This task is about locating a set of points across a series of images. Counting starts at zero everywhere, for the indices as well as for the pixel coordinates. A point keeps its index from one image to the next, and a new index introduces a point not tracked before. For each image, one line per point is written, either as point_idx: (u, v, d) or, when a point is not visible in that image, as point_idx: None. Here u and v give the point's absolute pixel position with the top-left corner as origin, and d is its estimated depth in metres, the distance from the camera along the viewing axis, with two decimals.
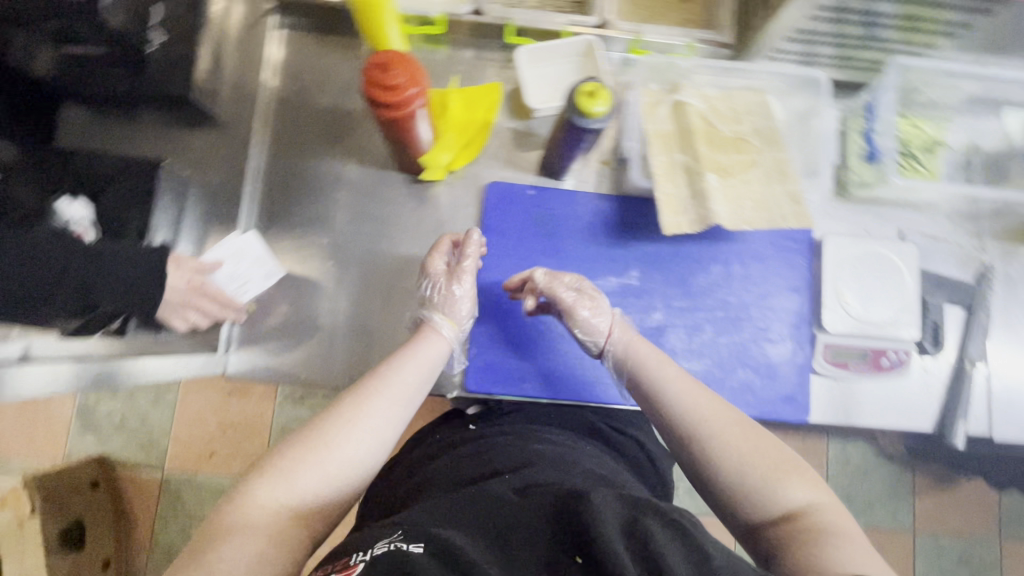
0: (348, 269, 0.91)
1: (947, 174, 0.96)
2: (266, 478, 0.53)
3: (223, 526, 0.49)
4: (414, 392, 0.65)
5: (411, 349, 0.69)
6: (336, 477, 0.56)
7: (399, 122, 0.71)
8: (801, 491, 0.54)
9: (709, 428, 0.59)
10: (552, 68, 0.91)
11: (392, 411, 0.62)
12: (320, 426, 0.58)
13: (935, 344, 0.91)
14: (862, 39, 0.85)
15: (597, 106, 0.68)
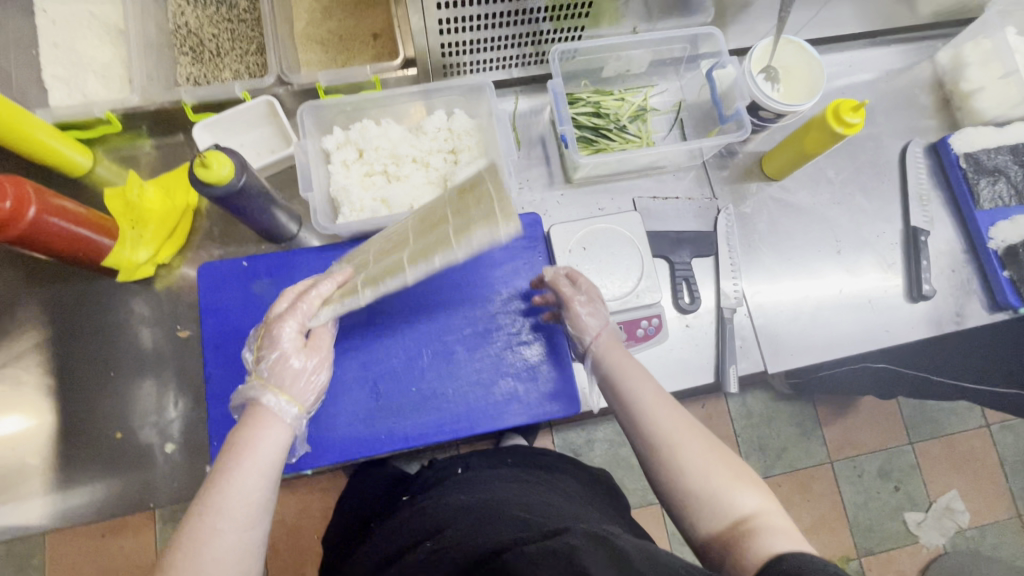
0: (75, 394, 0.85)
1: (663, 136, 1.01)
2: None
3: None
4: (250, 495, 0.57)
5: (248, 449, 0.59)
6: None
7: (33, 239, 0.68)
8: (749, 495, 0.59)
9: (659, 419, 0.65)
10: (245, 140, 0.91)
11: (222, 571, 0.53)
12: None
13: (691, 300, 0.92)
14: (536, 37, 0.87)
15: (220, 174, 0.66)
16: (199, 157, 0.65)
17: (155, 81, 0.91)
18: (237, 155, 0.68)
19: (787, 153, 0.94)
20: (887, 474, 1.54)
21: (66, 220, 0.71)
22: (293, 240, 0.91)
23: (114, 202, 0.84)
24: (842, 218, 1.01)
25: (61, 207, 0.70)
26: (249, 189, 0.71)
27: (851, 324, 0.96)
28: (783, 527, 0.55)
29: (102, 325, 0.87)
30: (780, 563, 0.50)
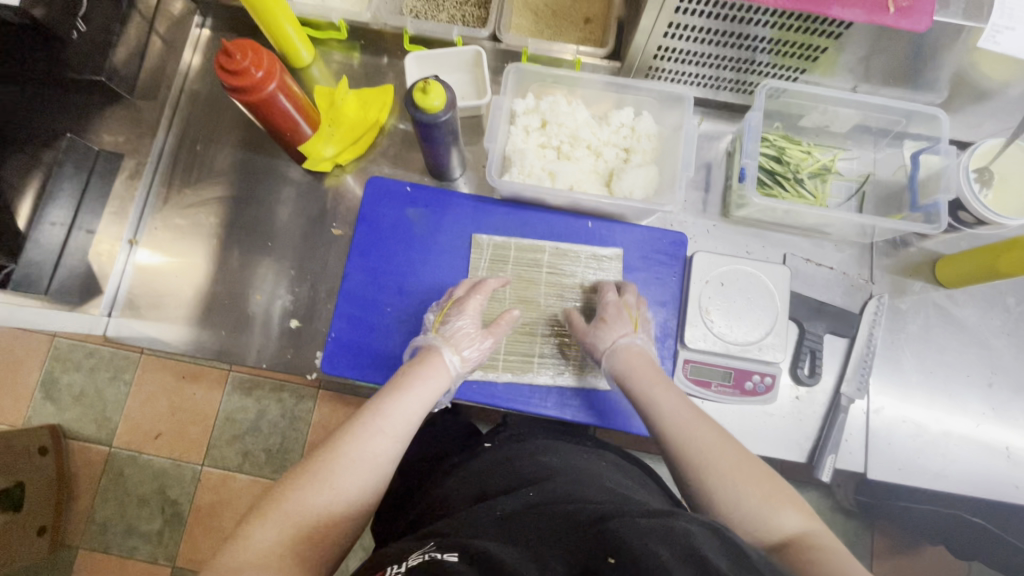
0: (234, 249, 0.95)
1: (837, 202, 0.96)
2: (290, 490, 0.57)
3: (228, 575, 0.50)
4: (410, 419, 0.67)
5: (409, 387, 0.70)
6: (352, 496, 0.59)
7: (263, 110, 0.77)
8: (794, 518, 0.56)
9: (684, 434, 0.64)
10: (443, 80, 0.97)
11: (371, 467, 0.62)
12: (335, 460, 0.60)
13: (811, 373, 0.88)
14: (744, 64, 0.85)
15: (433, 104, 0.72)
16: (422, 83, 0.71)
17: (384, 4, 0.99)
18: (451, 92, 0.74)
19: (971, 262, 0.87)
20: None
21: (291, 101, 0.79)
22: (453, 182, 0.97)
23: (320, 99, 0.94)
24: (1005, 351, 0.92)
25: (291, 88, 0.79)
26: (447, 126, 0.76)
27: (980, 463, 0.88)
28: (843, 554, 0.52)
29: (274, 200, 0.97)
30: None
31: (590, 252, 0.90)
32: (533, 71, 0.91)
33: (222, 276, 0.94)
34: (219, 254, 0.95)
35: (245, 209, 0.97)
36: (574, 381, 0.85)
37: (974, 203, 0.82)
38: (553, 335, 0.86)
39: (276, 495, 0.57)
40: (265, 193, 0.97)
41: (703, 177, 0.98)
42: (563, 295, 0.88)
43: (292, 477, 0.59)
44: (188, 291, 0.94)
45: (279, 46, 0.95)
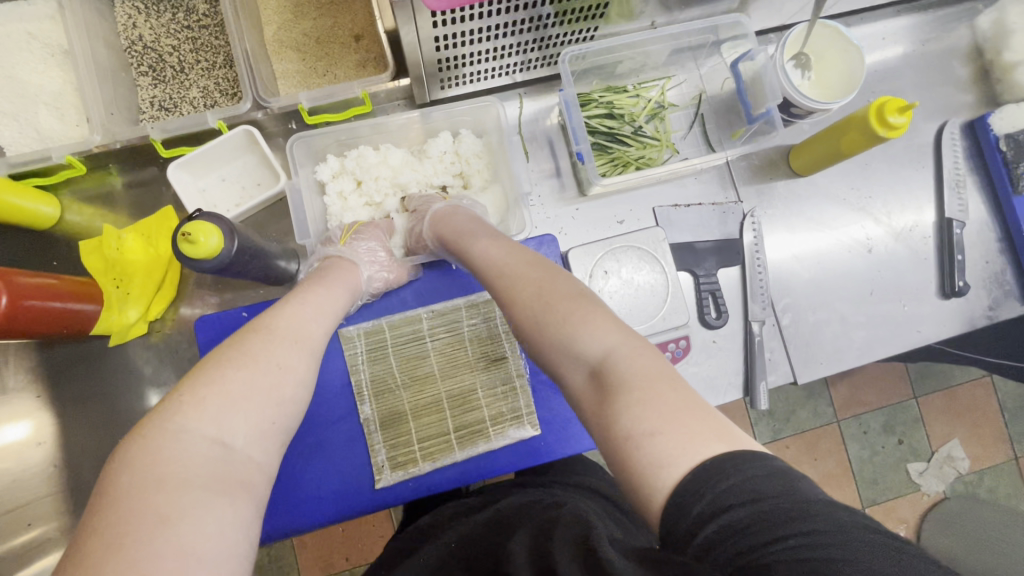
0: (86, 458, 0.81)
1: (682, 135, 0.93)
2: (181, 403, 0.43)
3: (121, 535, 0.35)
4: (307, 324, 0.57)
5: (308, 287, 0.62)
6: (231, 467, 0.42)
7: (14, 329, 0.62)
8: (600, 337, 0.50)
9: (539, 292, 0.56)
10: (226, 174, 0.83)
11: (261, 383, 0.47)
12: (237, 354, 0.48)
13: (718, 315, 0.88)
14: (538, 42, 0.78)
15: (209, 247, 0.59)
16: (182, 233, 0.58)
17: (116, 115, 0.82)
18: (222, 220, 0.61)
19: (816, 153, 0.87)
20: (891, 428, 1.54)
21: (46, 299, 0.64)
22: (294, 280, 0.84)
23: (93, 260, 0.78)
24: (873, 211, 0.96)
25: (36, 285, 0.63)
26: (240, 255, 0.64)
27: (885, 324, 0.93)
28: (644, 377, 0.45)
29: (103, 385, 0.82)
30: (706, 483, 0.38)
31: (467, 299, 0.83)
32: (319, 134, 0.79)
33: (83, 493, 0.80)
34: (67, 471, 0.80)
35: (74, 410, 0.82)
36: (502, 432, 0.81)
37: (796, 99, 0.80)
38: (460, 402, 0.81)
39: (166, 407, 0.43)
40: (90, 381, 0.82)
41: (547, 163, 0.91)
42: (456, 358, 0.82)
43: (189, 383, 0.45)
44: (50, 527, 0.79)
45: (10, 220, 0.76)
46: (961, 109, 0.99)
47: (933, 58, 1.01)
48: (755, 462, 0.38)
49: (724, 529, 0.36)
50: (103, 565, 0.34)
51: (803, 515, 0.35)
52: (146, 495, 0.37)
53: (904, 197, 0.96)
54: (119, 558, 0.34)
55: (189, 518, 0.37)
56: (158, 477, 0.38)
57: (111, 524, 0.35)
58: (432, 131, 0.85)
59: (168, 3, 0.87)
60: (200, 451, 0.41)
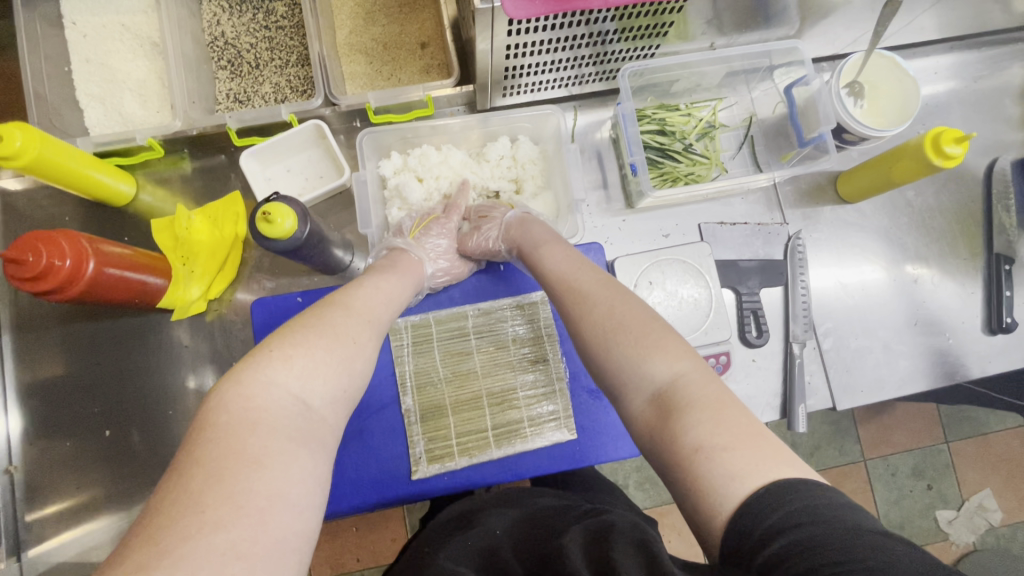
0: (134, 428, 0.84)
1: (732, 155, 0.94)
2: (271, 359, 0.49)
3: (222, 458, 0.42)
4: (376, 307, 0.63)
5: (377, 272, 0.68)
6: (306, 420, 0.49)
7: (94, 294, 0.66)
8: (667, 363, 0.53)
9: (600, 303, 0.60)
10: (292, 165, 0.87)
11: (334, 353, 0.54)
12: (319, 325, 0.55)
13: (760, 334, 0.88)
14: (600, 57, 0.81)
15: (284, 228, 0.62)
16: (262, 212, 0.61)
17: (197, 104, 0.87)
18: (297, 204, 0.64)
19: (868, 177, 0.88)
20: (921, 472, 1.50)
21: (124, 268, 0.68)
22: (347, 271, 0.87)
23: (164, 237, 0.82)
24: (920, 241, 0.95)
25: (117, 254, 0.67)
26: (309, 240, 0.67)
27: (929, 355, 0.91)
28: (711, 400, 0.48)
29: (157, 358, 0.85)
30: (776, 500, 0.41)
31: (512, 300, 0.85)
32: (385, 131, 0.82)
33: (128, 460, 0.83)
34: (115, 438, 0.83)
35: (126, 379, 0.85)
36: (539, 434, 0.82)
37: (852, 125, 0.81)
38: (500, 400, 0.82)
39: (259, 360, 0.49)
40: (145, 352, 0.85)
41: (597, 174, 0.93)
42: (497, 357, 0.83)
43: (279, 342, 0.51)
44: (95, 490, 0.82)
45: (91, 194, 0.81)
46: (1013, 148, 0.99)
47: (986, 96, 1.01)
48: (812, 494, 0.41)
49: (788, 550, 0.38)
50: (207, 484, 0.40)
51: (854, 541, 0.37)
52: (241, 434, 0.44)
53: (951, 231, 0.96)
54: (221, 483, 0.40)
55: (277, 461, 0.44)
56: (251, 421, 0.45)
57: (215, 452, 0.42)
58: (490, 135, 0.88)
59: (250, 5, 0.93)
60: (283, 403, 0.48)
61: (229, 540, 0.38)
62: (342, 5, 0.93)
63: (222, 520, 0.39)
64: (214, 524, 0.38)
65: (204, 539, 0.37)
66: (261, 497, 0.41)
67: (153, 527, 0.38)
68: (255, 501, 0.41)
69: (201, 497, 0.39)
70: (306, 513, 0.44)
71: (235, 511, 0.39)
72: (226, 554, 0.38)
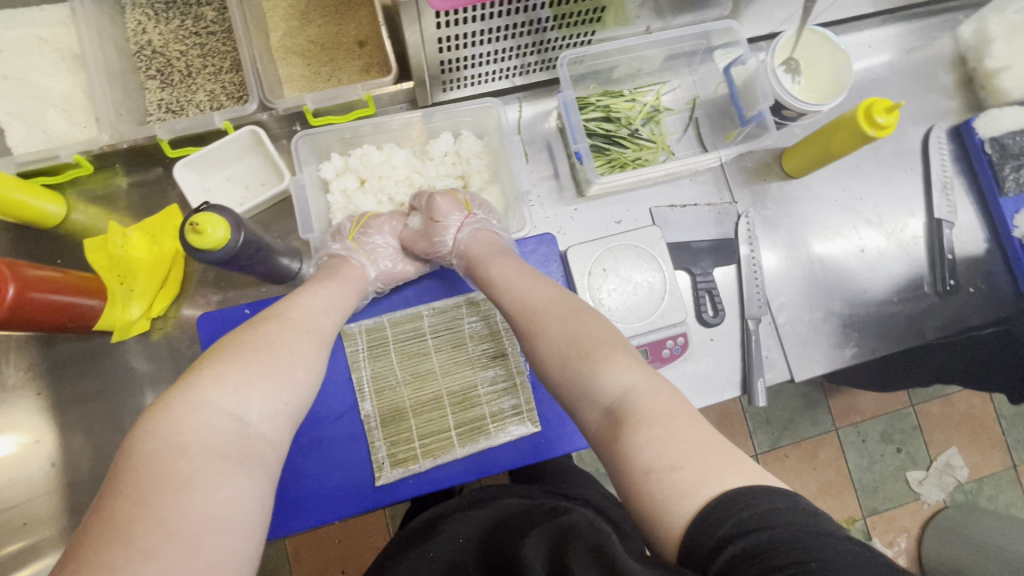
0: (85, 457, 0.80)
1: (678, 138, 0.95)
2: (202, 380, 0.48)
3: (148, 486, 0.40)
4: (316, 317, 0.62)
5: (315, 285, 0.67)
6: (242, 439, 0.47)
7: (18, 320, 0.63)
8: (619, 375, 0.52)
9: (550, 320, 0.60)
10: (231, 174, 0.84)
11: (269, 368, 0.52)
12: (253, 342, 0.53)
13: (716, 313, 0.89)
14: (537, 46, 0.80)
15: (214, 237, 0.60)
16: (189, 223, 0.59)
17: (125, 116, 0.84)
18: (229, 213, 0.62)
19: (811, 152, 0.89)
20: (889, 437, 1.54)
21: (49, 290, 0.65)
22: (296, 278, 0.85)
23: (98, 257, 0.78)
24: (865, 212, 0.97)
25: (41, 277, 0.64)
26: (248, 249, 0.65)
27: (880, 323, 0.94)
28: (660, 413, 0.48)
29: (102, 383, 0.82)
30: (727, 510, 0.41)
31: (467, 297, 0.84)
32: (325, 132, 0.80)
33: (79, 490, 0.80)
34: (65, 469, 0.80)
35: (69, 407, 0.81)
36: (503, 433, 0.81)
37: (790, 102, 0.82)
38: (460, 401, 0.81)
39: (187, 384, 0.47)
40: (89, 377, 0.82)
41: (546, 165, 0.93)
42: (455, 358, 0.82)
43: (209, 362, 0.50)
44: (48, 524, 0.79)
45: (15, 216, 0.77)
46: (949, 115, 1.02)
47: (920, 66, 1.04)
48: (760, 497, 0.41)
49: (741, 556, 0.38)
50: (134, 513, 0.38)
51: (816, 548, 0.37)
52: (170, 459, 0.42)
53: (894, 201, 0.98)
54: (149, 510, 0.39)
55: (211, 482, 0.42)
56: (181, 444, 0.43)
57: (141, 480, 0.40)
58: (434, 131, 0.87)
59: (176, 10, 0.90)
60: (217, 425, 0.46)
61: (160, 569, 0.37)
62: (274, 5, 0.91)
63: (151, 548, 0.37)
64: (142, 553, 0.37)
65: (129, 571, 0.36)
66: (195, 522, 0.39)
67: (77, 565, 0.36)
68: (187, 525, 0.39)
69: (128, 528, 0.38)
70: (249, 535, 0.42)
71: (165, 538, 0.38)
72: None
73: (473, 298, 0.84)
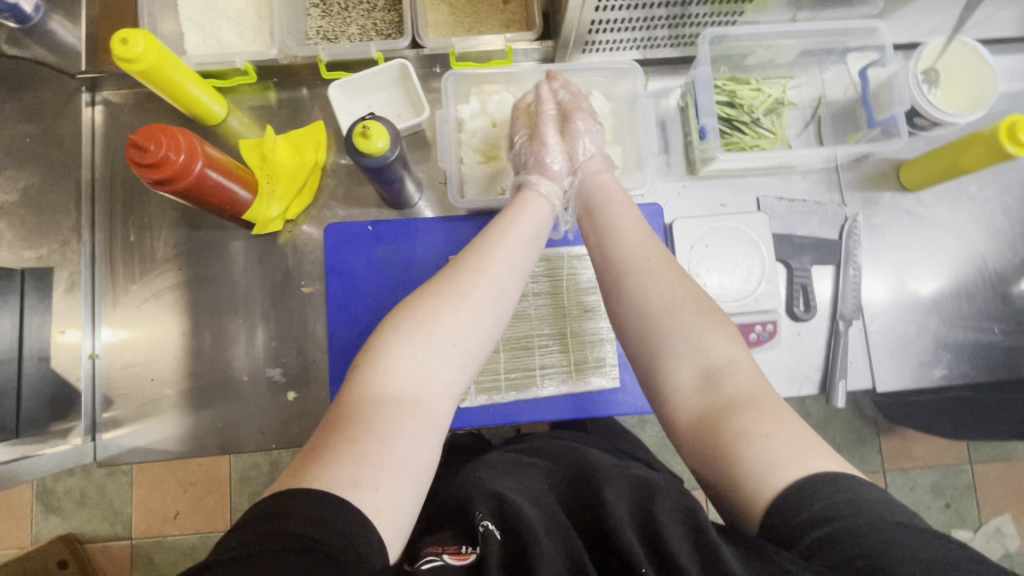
0: (205, 332, 0.90)
1: (797, 134, 0.96)
2: (395, 331, 0.57)
3: (365, 402, 0.52)
4: (507, 280, 0.64)
5: (514, 211, 0.70)
6: (431, 384, 0.56)
7: (194, 194, 0.71)
8: (724, 346, 0.58)
9: (652, 285, 0.63)
10: (374, 103, 0.90)
11: (462, 327, 0.59)
12: (444, 297, 0.60)
13: (807, 309, 0.90)
14: (678, 19, 0.83)
15: (377, 146, 0.66)
16: (360, 126, 0.66)
17: (293, 36, 0.93)
18: (393, 127, 0.68)
19: (935, 165, 0.88)
20: (940, 490, 1.49)
21: (221, 175, 0.73)
22: (413, 207, 0.92)
23: (251, 156, 0.88)
24: (978, 239, 0.95)
25: (217, 160, 0.73)
26: (398, 164, 0.71)
27: (974, 352, 0.92)
28: (754, 392, 0.54)
29: (231, 271, 0.91)
30: (811, 490, 0.45)
31: (573, 252, 0.88)
32: (473, 74, 0.85)
33: (196, 359, 0.89)
34: (185, 338, 0.89)
35: (199, 286, 0.90)
36: (587, 384, 0.85)
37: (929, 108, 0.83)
38: (550, 344, 0.86)
39: (384, 331, 0.58)
40: (220, 263, 0.91)
41: (662, 140, 0.95)
42: (556, 305, 0.87)
43: (404, 316, 0.58)
44: (167, 384, 0.88)
45: (189, 108, 0.86)
46: None
47: None
48: (840, 485, 0.45)
49: (828, 536, 0.42)
50: (352, 418, 0.51)
51: (888, 540, 0.41)
52: (379, 388, 0.53)
53: (1009, 234, 0.95)
54: (361, 420, 0.51)
55: (403, 413, 0.52)
56: (391, 384, 0.54)
57: (356, 400, 0.52)
58: None
59: None
60: (412, 371, 0.55)
61: (364, 456, 0.48)
62: None
63: (358, 441, 0.49)
64: (356, 445, 0.49)
65: (345, 452, 0.48)
66: (387, 438, 0.50)
67: (311, 443, 0.50)
68: (381, 435, 0.50)
69: (349, 428, 0.50)
70: (419, 456, 0.52)
71: (367, 437, 0.50)
72: (362, 461, 0.48)
73: (575, 253, 0.88)
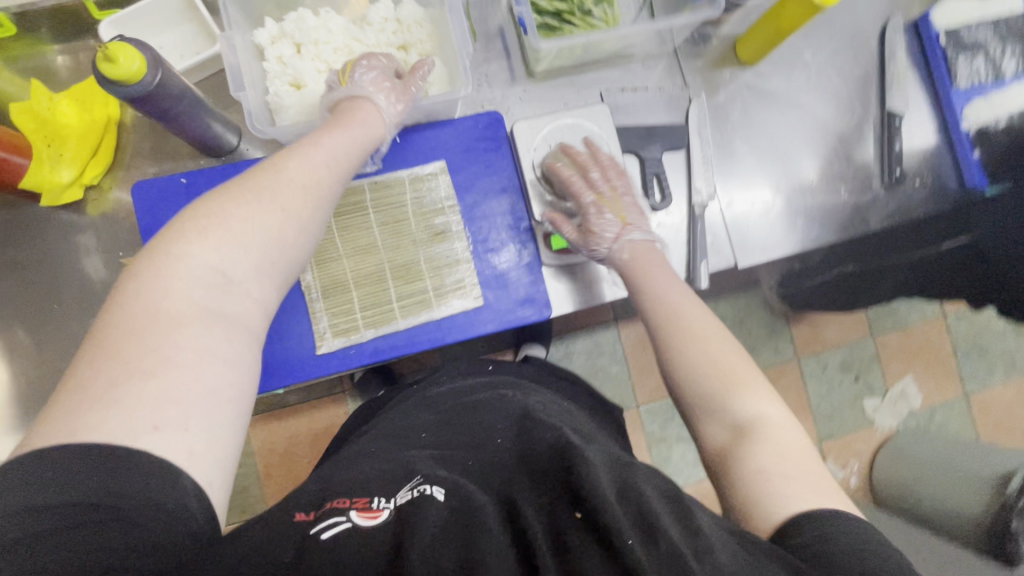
0: (22, 328, 0.79)
1: (631, 20, 0.93)
2: (187, 232, 0.50)
3: (146, 327, 0.46)
4: (319, 175, 0.59)
5: (338, 128, 0.64)
6: (229, 291, 0.50)
7: None
8: (763, 404, 0.59)
9: (701, 345, 0.64)
10: (163, 41, 0.81)
11: (254, 231, 0.53)
12: (247, 190, 0.54)
13: (663, 197, 0.89)
14: None
15: (131, 68, 0.59)
16: (102, 49, 0.57)
17: None
18: (151, 49, 0.61)
19: (762, 34, 0.88)
20: (848, 365, 1.57)
21: None
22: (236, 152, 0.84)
23: (23, 118, 0.76)
24: (816, 105, 0.97)
25: None
26: (170, 91, 0.64)
27: (825, 215, 0.95)
28: (789, 444, 0.55)
29: (40, 256, 0.80)
30: (805, 524, 0.47)
31: (412, 173, 0.83)
32: None
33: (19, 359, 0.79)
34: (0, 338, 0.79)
35: (4, 278, 0.80)
36: (450, 308, 0.82)
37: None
38: (404, 272, 0.81)
39: (174, 234, 0.50)
40: (25, 248, 0.80)
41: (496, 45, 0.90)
42: (404, 231, 0.82)
43: (195, 214, 0.52)
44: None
45: None
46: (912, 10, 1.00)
47: None
48: (832, 519, 0.48)
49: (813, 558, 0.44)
50: (127, 346, 0.45)
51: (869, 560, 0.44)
52: (164, 302, 0.47)
53: (842, 95, 0.97)
54: (135, 345, 0.45)
55: (198, 325, 0.48)
56: (173, 298, 0.47)
57: (125, 325, 0.46)
58: None
59: None
60: (202, 276, 0.49)
61: (157, 387, 0.44)
62: None
63: (147, 371, 0.44)
64: (137, 376, 0.44)
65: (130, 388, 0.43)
66: (182, 360, 0.46)
67: (69, 386, 0.44)
68: (169, 366, 0.45)
69: (123, 355, 0.44)
70: (239, 378, 0.49)
71: (156, 366, 0.45)
72: (159, 398, 0.44)
73: (413, 175, 0.83)
